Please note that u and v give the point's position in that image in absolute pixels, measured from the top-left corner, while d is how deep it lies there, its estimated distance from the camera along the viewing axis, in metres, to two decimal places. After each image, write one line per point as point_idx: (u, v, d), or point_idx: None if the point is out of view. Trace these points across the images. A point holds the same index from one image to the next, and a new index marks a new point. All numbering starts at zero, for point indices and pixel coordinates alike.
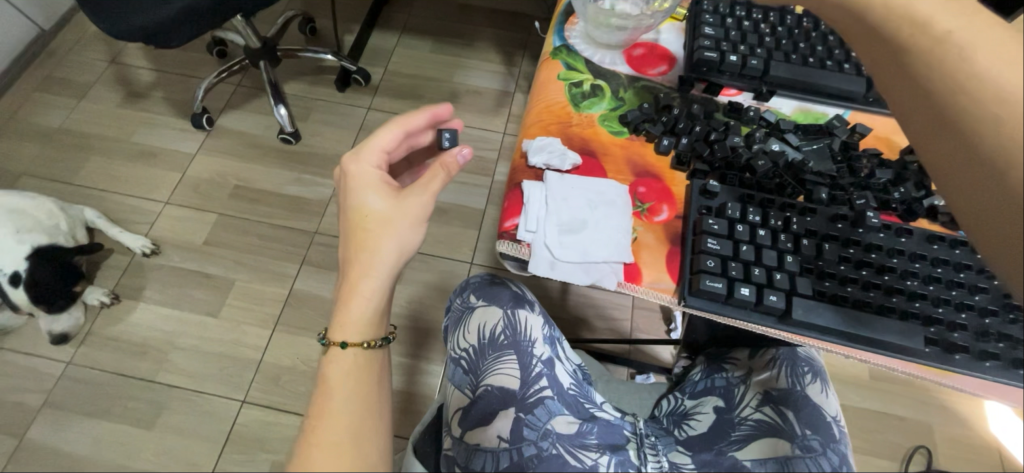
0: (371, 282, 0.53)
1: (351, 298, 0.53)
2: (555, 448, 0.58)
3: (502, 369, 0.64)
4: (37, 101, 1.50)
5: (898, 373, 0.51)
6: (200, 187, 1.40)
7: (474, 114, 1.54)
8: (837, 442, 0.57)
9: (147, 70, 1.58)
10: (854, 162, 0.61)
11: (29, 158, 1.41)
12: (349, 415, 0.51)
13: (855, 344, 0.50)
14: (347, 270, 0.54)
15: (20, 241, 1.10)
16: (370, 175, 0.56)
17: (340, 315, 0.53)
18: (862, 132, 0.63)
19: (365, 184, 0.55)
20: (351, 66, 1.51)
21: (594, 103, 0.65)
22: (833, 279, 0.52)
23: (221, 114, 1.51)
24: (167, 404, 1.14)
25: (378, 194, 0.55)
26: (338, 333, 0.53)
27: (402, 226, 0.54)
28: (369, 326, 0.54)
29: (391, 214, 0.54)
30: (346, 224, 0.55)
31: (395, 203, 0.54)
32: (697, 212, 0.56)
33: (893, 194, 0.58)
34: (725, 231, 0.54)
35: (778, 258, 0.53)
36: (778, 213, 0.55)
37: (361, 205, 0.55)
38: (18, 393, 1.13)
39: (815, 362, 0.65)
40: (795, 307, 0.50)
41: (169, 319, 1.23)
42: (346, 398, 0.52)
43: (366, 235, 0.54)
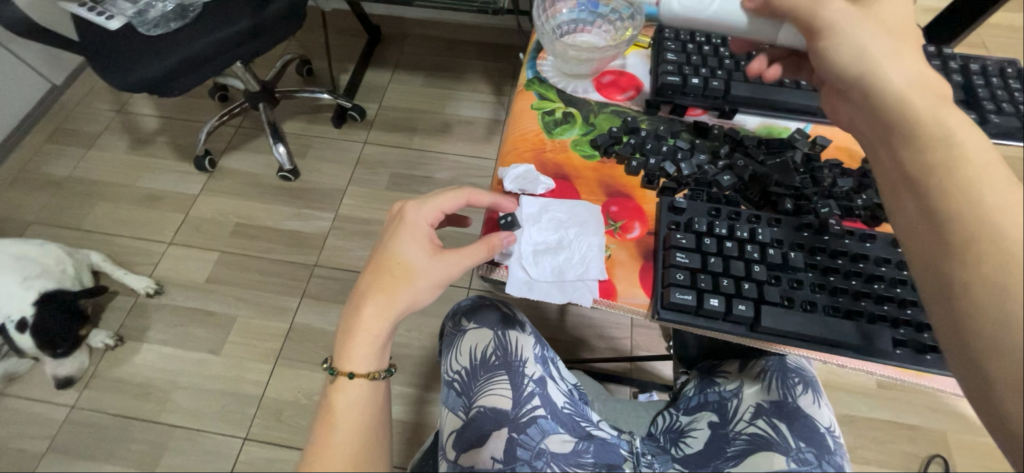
0: (379, 323, 0.52)
1: (356, 331, 0.52)
2: (549, 467, 0.57)
3: (494, 389, 0.65)
4: (47, 152, 1.56)
5: (876, 377, 0.52)
6: (203, 226, 1.44)
7: (466, 144, 1.59)
8: (832, 454, 0.57)
9: (152, 117, 1.65)
10: (816, 172, 0.63)
11: (39, 207, 1.46)
12: (353, 445, 0.50)
13: (827, 347, 0.51)
14: (360, 302, 0.52)
15: (27, 286, 1.13)
16: (422, 228, 0.55)
17: (345, 346, 0.52)
18: (823, 144, 0.65)
19: (413, 235, 0.54)
20: (346, 103, 1.57)
21: (566, 129, 0.68)
22: (801, 286, 0.53)
23: (223, 155, 1.57)
24: (169, 444, 1.14)
25: (420, 246, 0.54)
26: (345, 364, 0.52)
27: (429, 286, 0.53)
28: (372, 359, 0.52)
29: (423, 272, 0.52)
30: (379, 261, 0.54)
31: (428, 261, 0.53)
32: (666, 228, 0.57)
33: (857, 201, 0.60)
34: (693, 244, 0.55)
35: (746, 268, 0.54)
36: (745, 225, 0.57)
37: (400, 250, 0.53)
38: (22, 440, 1.13)
39: (805, 372, 0.66)
40: (764, 315, 0.51)
41: (172, 358, 1.24)
42: (350, 428, 0.51)
43: (393, 280, 0.52)
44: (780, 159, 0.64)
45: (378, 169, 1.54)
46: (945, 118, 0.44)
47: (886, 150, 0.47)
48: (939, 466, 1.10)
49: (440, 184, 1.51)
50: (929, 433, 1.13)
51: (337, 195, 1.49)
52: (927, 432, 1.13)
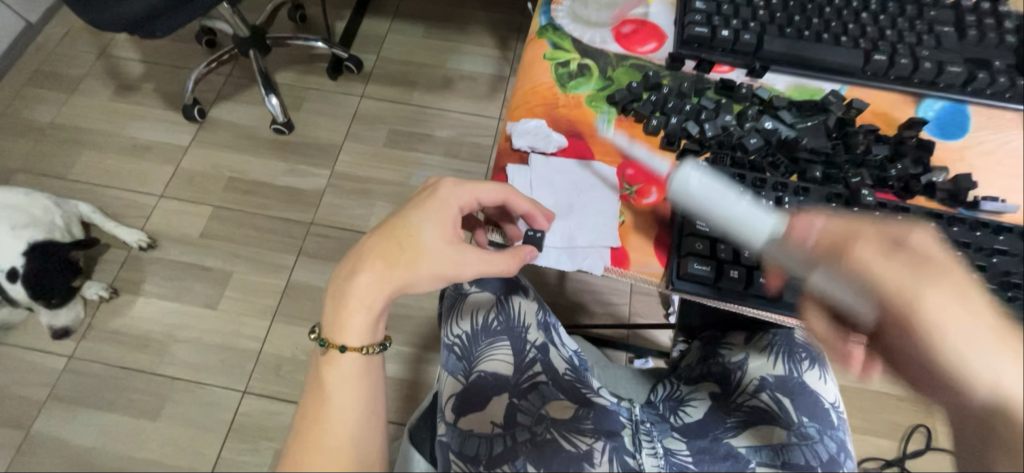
0: (376, 294, 0.50)
1: (350, 300, 0.50)
2: (550, 433, 0.56)
3: (496, 354, 0.65)
4: (28, 97, 1.49)
5: None
6: (195, 179, 1.39)
7: (468, 101, 1.52)
8: (833, 429, 0.59)
9: (137, 62, 1.55)
10: (850, 138, 0.62)
11: (23, 154, 1.40)
12: (346, 421, 0.49)
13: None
14: (358, 266, 0.50)
15: (17, 236, 1.11)
16: (450, 212, 0.53)
17: (338, 315, 0.50)
18: (858, 108, 0.64)
19: (440, 216, 0.53)
20: (342, 53, 1.48)
21: (581, 83, 0.66)
22: None
23: (213, 105, 1.49)
24: (170, 395, 1.15)
25: (443, 231, 0.52)
26: (338, 336, 0.50)
27: (434, 275, 0.51)
28: (364, 332, 0.50)
29: (434, 260, 0.51)
30: (394, 228, 0.51)
31: (444, 250, 0.51)
32: None
33: (890, 172, 0.61)
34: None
35: None
36: (770, 193, 0.56)
37: (420, 225, 0.51)
38: (23, 387, 1.14)
39: (813, 348, 0.66)
40: (786, 291, 0.53)
41: (169, 312, 1.24)
42: (341, 402, 0.50)
43: (402, 254, 0.50)
44: (811, 122, 0.63)
45: (376, 124, 1.48)
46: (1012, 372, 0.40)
47: (946, 389, 0.43)
48: (922, 435, 1.13)
49: (441, 143, 1.46)
50: (916, 404, 1.16)
51: (333, 150, 1.44)
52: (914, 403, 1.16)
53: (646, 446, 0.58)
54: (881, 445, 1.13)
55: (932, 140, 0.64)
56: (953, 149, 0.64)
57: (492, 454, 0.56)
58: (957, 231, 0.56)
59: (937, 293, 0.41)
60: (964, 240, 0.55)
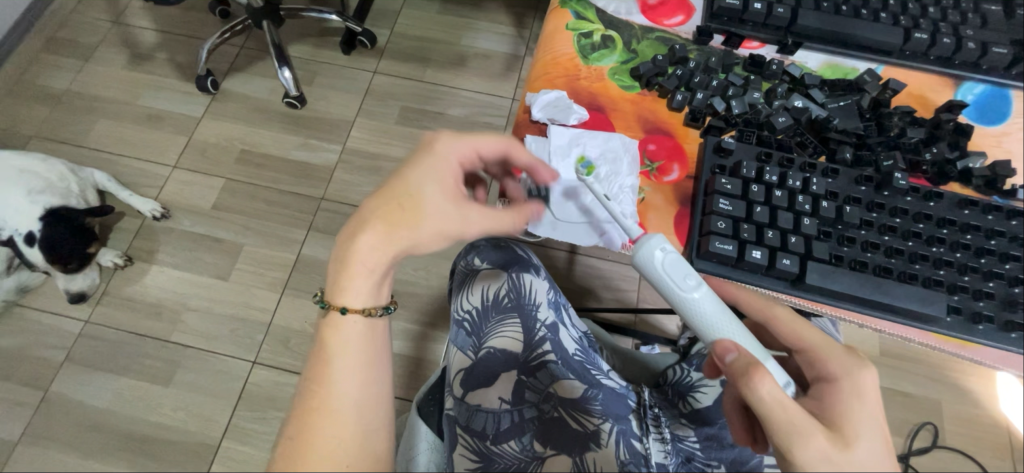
0: (377, 257, 0.50)
1: (354, 264, 0.50)
2: (557, 411, 0.59)
3: (505, 331, 0.64)
4: (44, 63, 1.49)
5: (915, 344, 0.55)
6: (207, 151, 1.39)
7: (482, 80, 1.49)
8: None
9: (150, 31, 1.54)
10: (884, 120, 0.62)
11: (39, 120, 1.41)
12: (350, 384, 0.49)
13: (868, 311, 0.54)
14: (359, 231, 0.50)
15: (33, 201, 1.12)
16: (449, 166, 0.53)
17: (340, 278, 0.50)
18: (895, 88, 0.63)
19: (439, 171, 0.52)
20: (356, 27, 1.45)
21: (604, 54, 0.67)
22: (852, 244, 0.55)
23: (226, 77, 1.48)
24: (182, 363, 1.17)
25: (442, 187, 0.52)
26: (342, 298, 0.50)
27: (436, 233, 0.51)
28: (367, 295, 0.51)
29: (434, 216, 0.50)
30: (393, 187, 0.51)
31: (445, 206, 0.51)
32: (710, 172, 0.58)
33: (924, 156, 0.61)
34: (738, 191, 0.56)
35: (795, 221, 0.55)
36: (798, 174, 0.57)
37: (418, 182, 0.51)
38: (41, 349, 1.17)
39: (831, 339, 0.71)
40: (810, 272, 0.54)
41: (181, 281, 1.25)
42: (346, 365, 0.50)
43: (400, 213, 0.50)
44: (843, 102, 0.63)
45: (388, 100, 1.47)
46: None
47: None
48: (929, 432, 1.12)
49: (453, 122, 1.44)
50: (925, 402, 1.15)
51: (345, 126, 1.43)
52: (923, 400, 1.15)
53: (653, 430, 0.58)
54: None
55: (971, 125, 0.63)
56: (990, 135, 0.64)
57: (500, 430, 0.58)
58: (991, 220, 0.56)
59: (804, 428, 0.44)
60: (996, 228, 0.56)
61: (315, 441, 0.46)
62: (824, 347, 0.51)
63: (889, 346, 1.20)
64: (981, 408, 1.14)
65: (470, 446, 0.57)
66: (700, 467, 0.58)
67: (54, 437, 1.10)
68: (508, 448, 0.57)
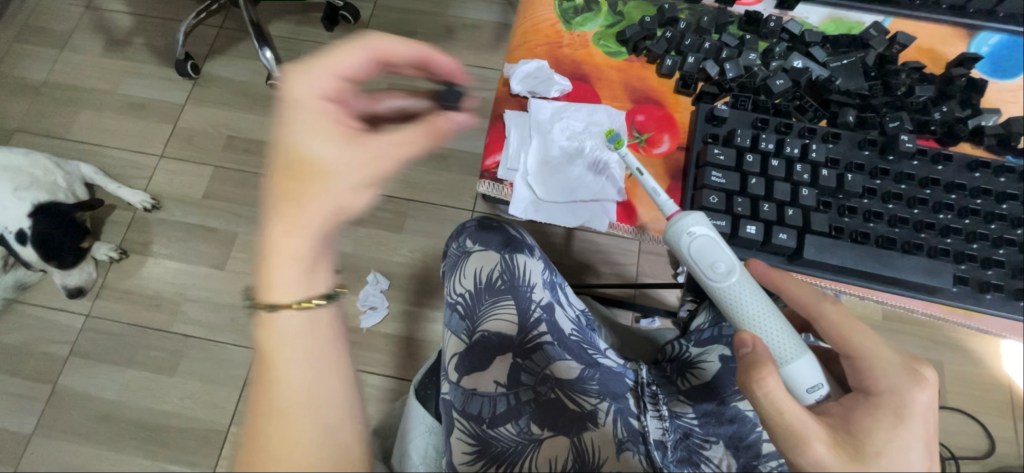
0: (296, 233, 0.47)
1: (271, 243, 0.47)
2: (554, 393, 0.58)
3: (500, 313, 0.63)
4: (18, 54, 1.44)
5: (919, 314, 0.54)
6: (194, 138, 1.36)
7: (471, 52, 1.44)
8: None
9: (125, 14, 1.48)
10: (890, 78, 0.59)
11: (20, 114, 1.38)
12: (302, 376, 0.45)
13: (871, 284, 0.52)
14: (271, 208, 0.47)
15: (20, 198, 1.10)
16: (319, 108, 0.48)
17: (264, 263, 0.47)
18: (904, 42, 0.59)
19: (312, 118, 0.48)
20: (337, 1, 1.37)
21: (588, 19, 0.63)
22: (853, 214, 0.53)
23: (206, 60, 1.43)
24: (185, 352, 1.18)
25: (330, 133, 0.48)
26: (264, 286, 0.46)
27: (355, 182, 0.48)
28: (299, 275, 0.47)
29: (343, 167, 0.48)
30: (280, 158, 0.48)
31: (345, 153, 0.48)
32: (702, 142, 0.55)
33: (933, 116, 0.57)
34: (732, 162, 0.53)
35: (793, 191, 0.53)
36: (796, 140, 0.54)
37: (300, 143, 0.48)
38: (45, 344, 1.18)
39: None
40: (807, 246, 0.52)
41: (179, 272, 1.25)
42: (292, 351, 0.46)
43: (296, 181, 0.47)
44: (846, 60, 0.59)
45: None
46: None
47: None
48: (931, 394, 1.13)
49: None
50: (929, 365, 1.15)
51: None
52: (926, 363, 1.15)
53: (651, 407, 0.58)
54: None
55: (984, 79, 0.60)
56: (1004, 90, 0.60)
57: (497, 413, 0.57)
58: (1003, 183, 0.54)
59: (812, 432, 0.44)
60: (1009, 191, 0.53)
61: (274, 442, 0.43)
62: (876, 360, 0.47)
63: (892, 310, 1.19)
64: (983, 368, 1.14)
65: (467, 431, 0.56)
66: (699, 443, 0.57)
67: (67, 429, 1.12)
68: (505, 431, 0.55)
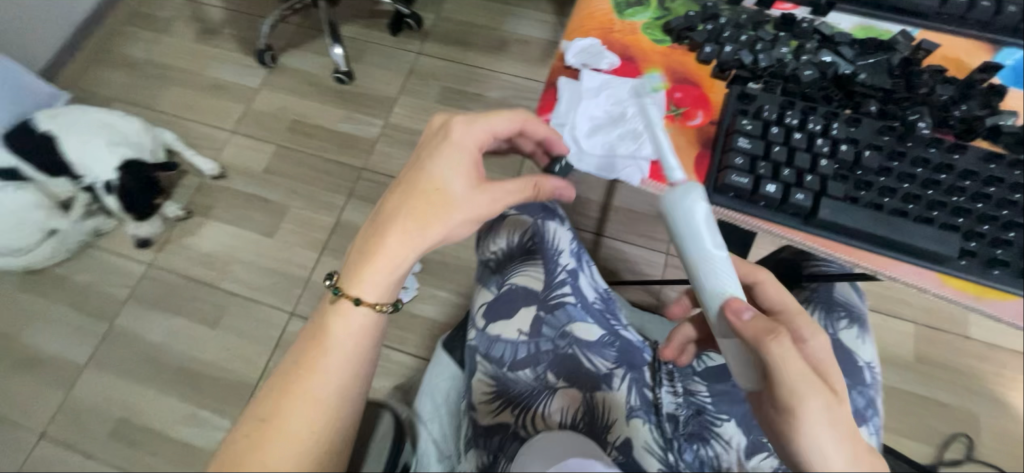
0: (403, 255, 0.55)
1: (380, 255, 0.54)
2: (572, 349, 0.61)
3: (527, 270, 0.65)
4: (125, 34, 1.64)
5: (931, 295, 0.55)
6: (262, 119, 1.50)
7: (521, 64, 1.54)
8: (865, 387, 0.62)
9: (219, 9, 1.67)
10: (913, 78, 0.61)
11: (119, 85, 1.57)
12: (334, 374, 0.52)
13: (884, 252, 0.55)
14: (389, 223, 0.55)
15: (112, 152, 1.25)
16: (469, 154, 0.58)
17: (362, 270, 0.54)
18: (929, 48, 0.62)
19: (460, 161, 0.57)
20: (405, 10, 1.52)
21: (638, 11, 0.70)
22: (870, 188, 0.56)
23: (283, 53, 1.59)
24: (228, 308, 1.27)
25: (463, 177, 0.57)
26: (355, 287, 0.54)
27: (463, 219, 0.56)
28: (383, 289, 0.54)
29: (461, 205, 0.56)
30: (416, 186, 0.56)
31: (465, 192, 0.56)
32: (732, 116, 0.60)
33: (953, 113, 0.60)
34: (758, 132, 0.58)
35: (813, 162, 0.57)
36: (819, 119, 0.58)
37: (444, 178, 0.56)
38: (110, 286, 1.31)
39: (854, 307, 0.66)
40: (823, 207, 0.55)
41: (233, 236, 1.36)
42: (336, 356, 0.53)
43: (431, 203, 0.55)
44: (872, 59, 0.62)
45: (430, 81, 1.53)
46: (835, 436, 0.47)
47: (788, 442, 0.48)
48: (962, 444, 1.08)
49: (490, 103, 1.50)
50: (961, 413, 1.10)
51: (388, 103, 1.51)
52: (959, 410, 1.11)
53: (665, 383, 0.61)
54: (914, 447, 1.09)
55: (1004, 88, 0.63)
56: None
57: (517, 358, 0.60)
58: (1016, 174, 0.57)
59: (806, 382, 0.47)
60: (1020, 182, 0.56)
61: (286, 420, 0.50)
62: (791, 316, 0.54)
63: (925, 353, 1.16)
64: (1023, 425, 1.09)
65: (488, 373, 0.59)
66: (710, 420, 0.60)
67: (116, 364, 1.23)
68: (524, 375, 0.59)
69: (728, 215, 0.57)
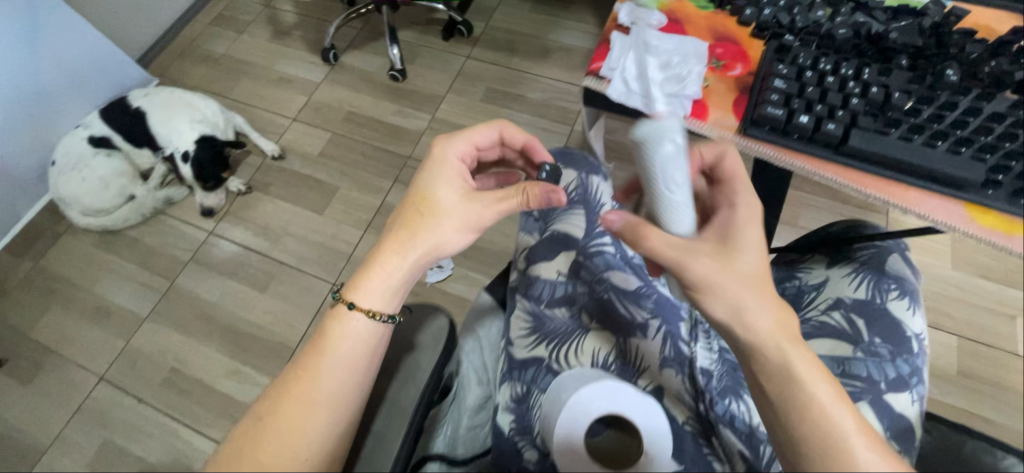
0: (397, 263, 0.57)
1: (376, 265, 0.57)
2: (608, 294, 0.64)
3: (570, 219, 0.71)
4: (209, 33, 1.84)
5: (958, 233, 0.56)
6: (321, 109, 1.64)
7: (562, 70, 1.63)
8: (912, 356, 0.57)
9: (291, 13, 1.85)
10: (943, 38, 0.62)
11: (199, 76, 1.75)
12: (334, 377, 0.51)
13: (905, 180, 0.58)
14: (385, 238, 0.60)
15: (192, 127, 1.41)
16: (455, 168, 0.64)
17: (358, 279, 0.56)
18: (960, 15, 0.63)
19: (448, 177, 0.63)
20: (458, 17, 1.65)
21: None
22: (899, 127, 0.59)
23: (344, 52, 1.74)
24: (276, 276, 1.37)
25: (451, 189, 0.62)
26: (350, 292, 0.55)
27: (455, 226, 0.60)
28: (378, 297, 0.55)
29: (449, 213, 0.60)
30: (408, 202, 0.62)
31: (454, 202, 0.61)
32: (768, 64, 0.65)
33: (983, 68, 0.59)
34: (793, 75, 0.63)
35: (844, 100, 0.60)
36: (852, 64, 0.62)
37: (433, 192, 0.62)
38: (174, 249, 1.43)
39: (906, 281, 0.61)
40: (852, 136, 0.59)
41: (287, 211, 1.47)
42: (337, 361, 0.52)
43: (421, 214, 0.60)
44: (903, 23, 0.63)
45: (476, 81, 1.64)
46: (745, 295, 0.49)
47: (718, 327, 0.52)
48: None
49: (531, 104, 1.58)
50: (1009, 432, 1.05)
51: (436, 100, 1.62)
52: (1007, 429, 1.05)
53: (702, 338, 0.61)
54: None
55: None
56: None
57: (554, 296, 0.65)
58: None
59: (693, 255, 0.50)
60: None
61: (284, 423, 0.49)
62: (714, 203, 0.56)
63: (969, 368, 1.11)
64: None
65: (525, 309, 0.64)
66: None
67: (173, 319, 1.33)
68: (559, 313, 0.64)
69: (761, 147, 0.62)
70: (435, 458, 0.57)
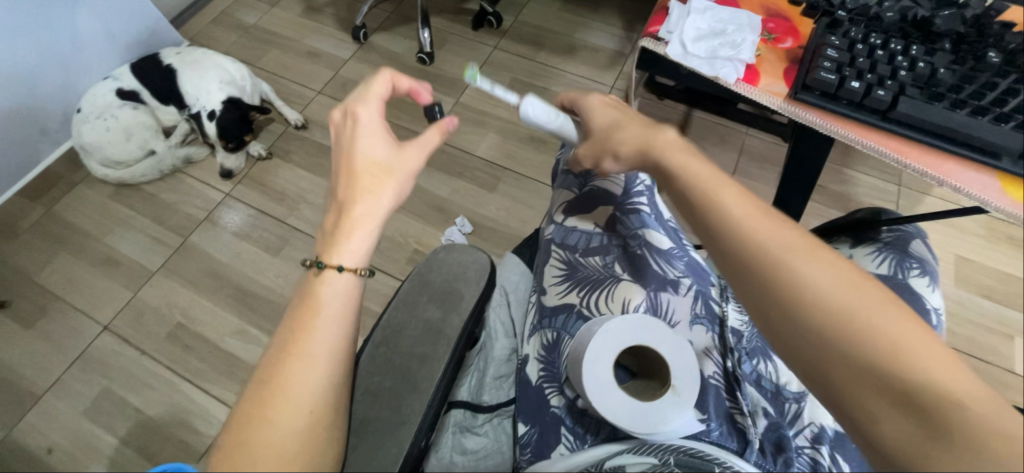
0: (370, 222, 0.50)
1: (348, 230, 0.49)
2: (641, 249, 0.67)
3: (607, 176, 0.73)
4: (240, 3, 1.86)
5: (991, 209, 0.59)
6: (347, 85, 1.66)
7: (587, 68, 1.66)
8: (930, 328, 0.63)
9: None
10: (984, 28, 0.65)
11: (228, 43, 1.77)
12: (332, 331, 0.46)
13: (947, 147, 0.61)
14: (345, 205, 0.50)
15: (220, 88, 1.41)
16: (375, 125, 0.54)
17: (336, 241, 0.49)
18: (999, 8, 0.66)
19: (369, 133, 0.53)
20: (489, 8, 1.69)
21: None
22: (943, 100, 0.62)
23: (374, 33, 1.77)
24: (291, 241, 1.37)
25: (378, 143, 0.53)
26: (331, 256, 0.48)
27: (408, 176, 0.53)
28: (361, 250, 0.49)
29: (397, 164, 0.52)
30: (348, 169, 0.51)
31: (395, 154, 0.53)
32: (819, 37, 0.68)
33: (1022, 56, 0.62)
34: (845, 46, 0.66)
35: (892, 72, 0.64)
36: (899, 41, 0.65)
37: (363, 151, 0.52)
38: (190, 207, 1.43)
39: (927, 262, 0.66)
40: (899, 103, 0.62)
41: (306, 179, 1.48)
42: (330, 313, 0.47)
43: (372, 175, 0.51)
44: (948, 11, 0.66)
45: (502, 71, 1.67)
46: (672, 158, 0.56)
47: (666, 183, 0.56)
48: None
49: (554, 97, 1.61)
50: None
51: (461, 86, 1.65)
52: None
53: (730, 301, 0.68)
54: None
55: None
56: None
57: (590, 246, 0.68)
58: None
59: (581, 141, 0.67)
60: None
61: (287, 383, 0.44)
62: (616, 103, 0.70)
63: None
64: None
65: (561, 258, 0.69)
66: None
67: (183, 275, 1.33)
68: (593, 261, 0.67)
69: (808, 113, 0.66)
70: (459, 406, 0.63)
